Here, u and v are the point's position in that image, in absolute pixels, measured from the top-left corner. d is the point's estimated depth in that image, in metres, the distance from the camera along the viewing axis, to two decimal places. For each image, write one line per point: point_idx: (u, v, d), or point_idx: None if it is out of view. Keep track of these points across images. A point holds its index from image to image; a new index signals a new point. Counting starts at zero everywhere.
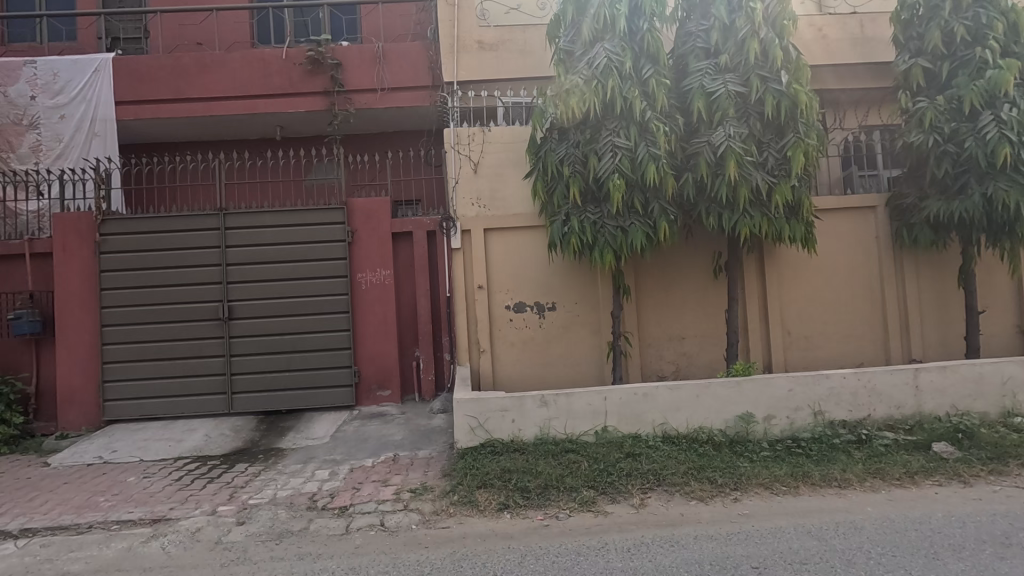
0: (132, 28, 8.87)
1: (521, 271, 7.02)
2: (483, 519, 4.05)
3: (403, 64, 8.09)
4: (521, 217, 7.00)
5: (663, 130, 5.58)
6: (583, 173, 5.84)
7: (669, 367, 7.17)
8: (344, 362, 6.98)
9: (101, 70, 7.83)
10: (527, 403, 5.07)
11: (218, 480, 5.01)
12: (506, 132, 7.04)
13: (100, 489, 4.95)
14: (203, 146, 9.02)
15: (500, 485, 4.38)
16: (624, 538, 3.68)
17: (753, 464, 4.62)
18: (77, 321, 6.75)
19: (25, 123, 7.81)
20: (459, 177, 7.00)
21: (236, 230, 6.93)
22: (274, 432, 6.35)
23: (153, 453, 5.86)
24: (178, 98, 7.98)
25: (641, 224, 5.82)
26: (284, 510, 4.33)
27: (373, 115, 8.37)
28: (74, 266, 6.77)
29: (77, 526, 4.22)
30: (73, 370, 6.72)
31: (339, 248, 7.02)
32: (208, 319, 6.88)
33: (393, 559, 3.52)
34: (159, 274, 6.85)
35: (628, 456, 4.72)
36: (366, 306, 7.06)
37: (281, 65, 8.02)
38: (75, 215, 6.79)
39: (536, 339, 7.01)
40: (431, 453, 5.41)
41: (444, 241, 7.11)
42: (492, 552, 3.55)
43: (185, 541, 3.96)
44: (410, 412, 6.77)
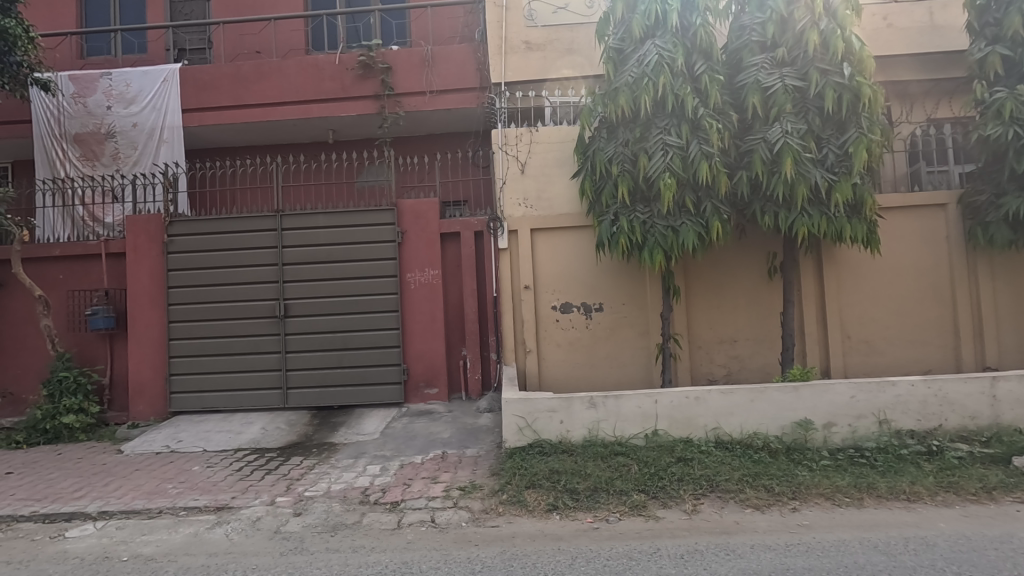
0: (196, 39, 9.32)
1: (568, 272, 6.99)
2: (533, 520, 4.05)
3: (451, 66, 8.19)
4: (567, 217, 6.96)
5: (716, 127, 5.44)
6: (632, 172, 5.74)
7: (720, 370, 6.98)
8: (392, 360, 7.13)
9: (169, 80, 8.29)
10: (576, 404, 5.04)
11: (275, 472, 5.21)
12: (554, 132, 7.02)
13: (168, 476, 5.22)
14: (261, 150, 9.39)
15: (549, 485, 4.37)
16: (677, 544, 3.60)
17: (812, 473, 4.44)
18: (146, 317, 7.15)
19: (102, 131, 8.34)
20: (506, 178, 7.03)
21: (292, 231, 7.19)
22: (326, 427, 6.54)
23: (215, 444, 6.14)
24: (238, 104, 8.33)
25: (693, 223, 5.68)
26: (338, 503, 4.46)
27: (421, 117, 8.51)
28: (144, 266, 7.18)
29: (148, 511, 4.47)
30: (143, 363, 7.12)
31: (388, 248, 7.17)
32: (265, 316, 7.16)
33: (444, 555, 3.57)
34: (220, 273, 7.17)
35: (680, 460, 4.62)
36: (414, 305, 7.18)
37: (334, 70, 8.26)
38: (147, 217, 7.20)
39: (583, 340, 6.96)
40: (478, 452, 5.45)
41: (491, 241, 7.15)
42: (542, 553, 3.54)
43: (247, 529, 4.13)
44: (457, 410, 6.84)
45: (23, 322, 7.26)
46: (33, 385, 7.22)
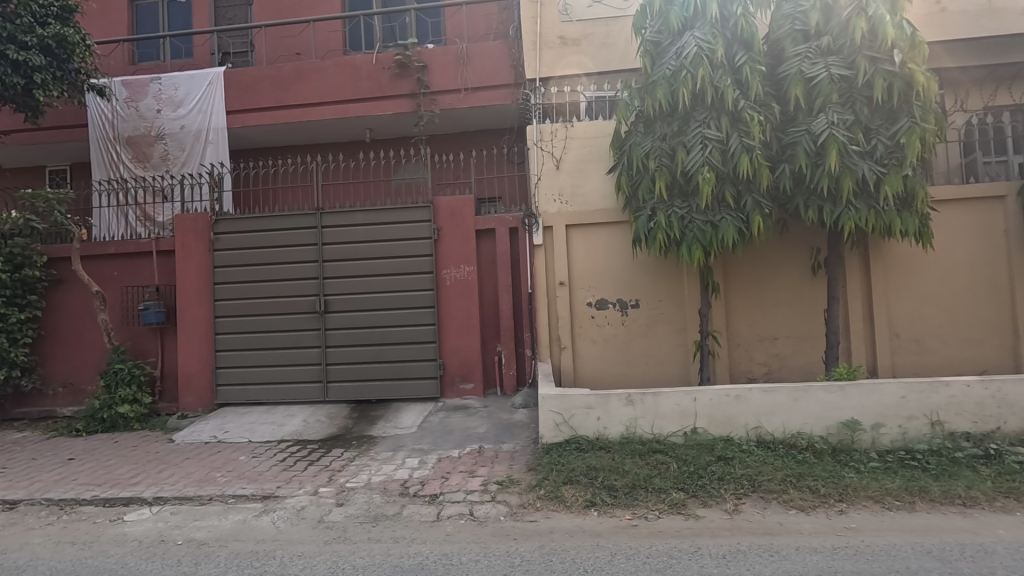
0: (239, 43, 9.59)
1: (603, 268, 6.94)
2: (571, 515, 4.06)
3: (486, 63, 8.23)
4: (603, 213, 6.91)
5: (758, 119, 5.30)
6: (670, 167, 5.65)
7: (760, 369, 6.83)
8: (429, 355, 7.22)
9: (214, 83, 8.57)
10: (613, 401, 5.02)
11: (318, 463, 5.36)
12: (589, 127, 6.98)
13: (216, 465, 5.43)
14: (301, 150, 9.62)
15: (586, 481, 4.36)
16: (718, 543, 3.55)
17: (860, 475, 4.30)
18: (194, 312, 7.43)
19: (153, 134, 8.69)
20: (541, 173, 7.02)
21: (331, 229, 7.35)
22: (365, 420, 6.68)
23: (260, 435, 6.35)
24: (280, 106, 8.55)
25: (733, 218, 5.56)
26: (379, 495, 4.56)
27: (456, 115, 8.58)
28: (192, 262, 7.46)
29: (199, 498, 4.66)
30: (191, 356, 7.41)
31: (425, 245, 7.27)
32: (306, 312, 7.35)
33: (483, 548, 3.61)
34: (264, 270, 7.39)
35: (720, 459, 4.55)
36: (450, 301, 7.25)
37: (371, 70, 8.39)
38: (194, 215, 7.46)
39: (618, 337, 6.91)
40: (515, 447, 5.48)
41: (526, 237, 7.16)
42: (581, 548, 3.55)
43: (292, 517, 4.26)
44: (492, 406, 6.88)
45: (81, 317, 7.64)
46: (91, 377, 7.60)
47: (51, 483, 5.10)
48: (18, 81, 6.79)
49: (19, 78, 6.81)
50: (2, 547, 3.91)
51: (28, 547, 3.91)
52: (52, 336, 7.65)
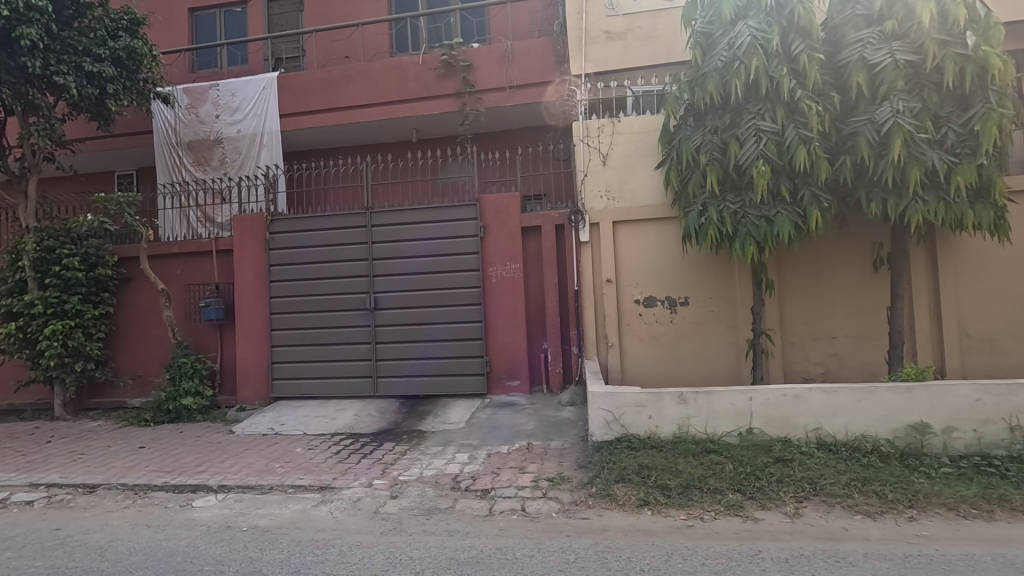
0: (290, 48, 9.89)
1: (651, 265, 6.84)
2: (624, 514, 4.03)
3: (532, 60, 8.22)
4: (650, 209, 6.81)
5: (816, 109, 5.10)
6: (722, 160, 5.50)
7: (816, 369, 6.59)
8: (476, 352, 7.28)
9: (268, 87, 8.87)
10: (665, 399, 4.94)
11: (371, 456, 5.49)
12: (637, 122, 6.88)
13: (275, 456, 5.63)
14: (350, 151, 9.87)
15: (639, 480, 4.30)
16: (780, 547, 3.44)
17: (932, 481, 4.10)
18: (251, 309, 7.73)
19: (212, 138, 9.08)
20: (587, 170, 6.97)
21: (380, 227, 7.51)
22: (414, 415, 6.80)
23: (314, 428, 6.55)
24: (330, 108, 8.79)
25: (789, 213, 5.37)
26: (431, 488, 4.64)
27: (501, 113, 8.61)
28: (249, 261, 7.75)
29: (260, 487, 4.85)
30: (248, 351, 7.70)
31: (471, 243, 7.33)
32: (357, 309, 7.54)
33: (537, 544, 3.62)
34: (315, 268, 7.62)
35: (778, 461, 4.42)
36: (496, 298, 7.29)
37: (417, 70, 8.51)
38: (251, 216, 7.75)
39: (667, 335, 6.80)
40: (564, 444, 5.47)
41: (572, 234, 7.12)
42: (636, 547, 3.51)
43: (349, 508, 4.39)
44: (539, 403, 6.89)
45: (148, 313, 8.06)
46: (157, 370, 8.01)
47: (125, 469, 5.41)
48: (92, 91, 7.21)
49: (93, 88, 7.23)
50: (84, 528, 4.17)
51: (108, 528, 4.16)
52: (122, 331, 8.10)
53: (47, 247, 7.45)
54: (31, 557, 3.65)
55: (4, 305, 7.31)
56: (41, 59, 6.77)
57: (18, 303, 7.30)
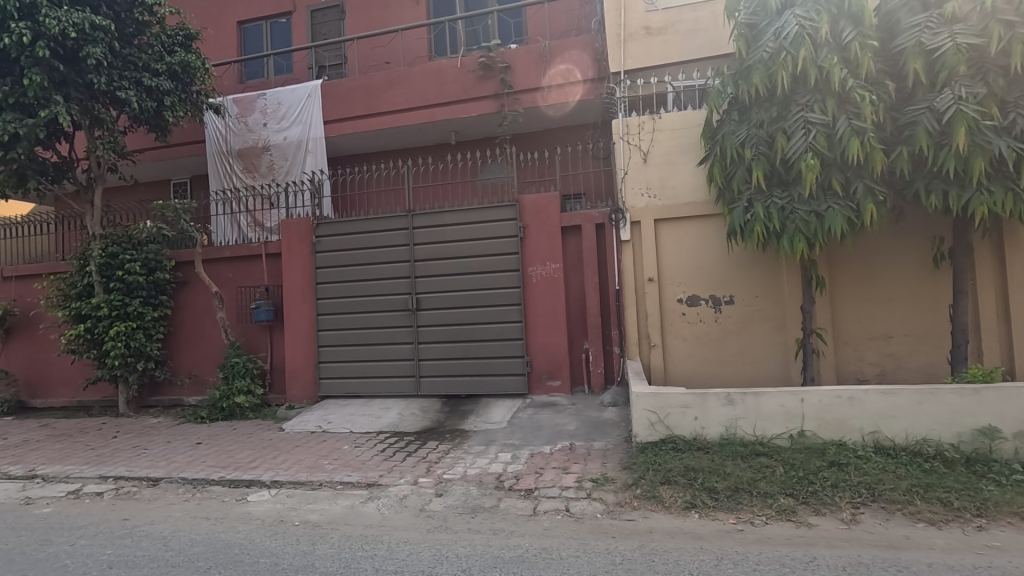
0: (333, 56, 10.15)
1: (694, 263, 6.71)
2: (670, 516, 3.97)
3: (571, 59, 8.18)
4: (693, 206, 6.68)
5: (869, 99, 4.89)
6: (768, 155, 5.35)
7: (871, 370, 6.32)
8: (517, 352, 7.30)
9: (313, 95, 9.15)
10: (711, 400, 4.85)
11: (415, 454, 5.58)
12: (679, 118, 6.75)
13: (323, 453, 5.80)
14: (391, 155, 10.06)
15: (685, 483, 4.22)
16: (837, 555, 3.32)
17: (1002, 488, 3.86)
18: (298, 310, 7.97)
19: (259, 146, 9.41)
20: (627, 168, 6.88)
21: (422, 229, 7.63)
22: (456, 415, 6.87)
23: (360, 426, 6.71)
24: (371, 113, 8.98)
25: (841, 207, 5.15)
26: (475, 487, 4.68)
27: (540, 113, 8.61)
28: (296, 264, 8.00)
29: (310, 483, 5.01)
30: (297, 351, 7.95)
31: (511, 243, 7.35)
32: (399, 310, 7.68)
33: (582, 544, 3.60)
34: (359, 270, 7.80)
35: (832, 465, 4.26)
36: (536, 298, 7.30)
37: (456, 73, 8.60)
38: (297, 220, 8.01)
39: (711, 335, 6.65)
40: (607, 445, 5.42)
41: (613, 233, 7.06)
42: (685, 551, 3.44)
43: (396, 505, 4.47)
44: (581, 403, 6.86)
45: (202, 315, 8.42)
46: (212, 369, 8.36)
47: (184, 464, 5.67)
48: (151, 105, 7.61)
49: (152, 102, 7.63)
50: (149, 519, 4.40)
51: (170, 519, 4.37)
52: (179, 332, 8.50)
53: (111, 253, 7.87)
54: (102, 545, 3.88)
55: (73, 307, 7.77)
56: (106, 76, 7.15)
57: (86, 306, 7.73)
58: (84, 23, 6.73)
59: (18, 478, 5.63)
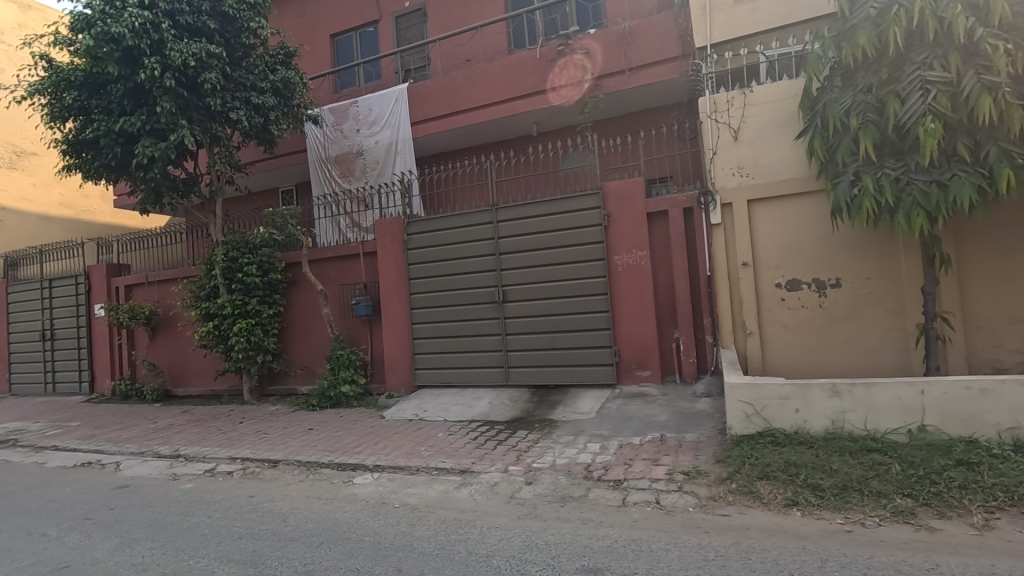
0: (417, 59, 10.53)
1: (793, 245, 6.27)
2: (769, 513, 3.77)
3: (652, 38, 7.90)
4: (790, 183, 6.22)
5: (1004, 48, 4.29)
6: (878, 122, 4.84)
7: (1012, 358, 5.58)
8: (604, 342, 7.24)
9: (400, 99, 9.56)
10: (814, 391, 4.56)
11: (505, 443, 5.73)
12: (772, 90, 6.30)
13: (420, 440, 6.11)
14: (476, 151, 10.29)
15: (786, 478, 4.00)
16: (964, 563, 2.99)
17: None
18: (394, 305, 8.41)
19: (354, 151, 9.98)
20: (717, 147, 6.54)
21: (506, 222, 7.75)
22: (545, 405, 6.95)
23: (453, 415, 6.98)
24: (455, 111, 9.23)
25: (969, 174, 4.57)
26: (564, 476, 4.73)
27: (622, 97, 8.40)
28: (390, 261, 8.44)
29: (409, 468, 5.31)
30: (393, 344, 8.39)
31: (595, 232, 7.28)
32: (488, 302, 7.87)
33: (673, 538, 3.53)
34: (449, 265, 8.08)
35: (960, 464, 3.84)
36: (623, 287, 7.19)
37: (535, 64, 8.61)
38: (390, 220, 8.45)
39: (816, 322, 6.19)
40: (700, 437, 5.24)
41: (702, 217, 6.77)
42: (784, 550, 3.27)
43: (488, 491, 4.63)
44: (672, 394, 6.67)
45: (310, 311, 9.14)
46: (320, 361, 9.06)
47: (299, 448, 6.22)
48: (259, 120, 8.34)
49: (260, 117, 8.37)
50: (271, 496, 4.90)
51: (288, 498, 4.84)
52: (291, 327, 9.27)
53: (231, 257, 8.77)
54: (233, 518, 4.38)
55: (203, 307, 8.74)
56: (221, 98, 7.93)
57: (214, 305, 8.68)
58: (202, 52, 7.52)
59: (166, 456, 6.48)
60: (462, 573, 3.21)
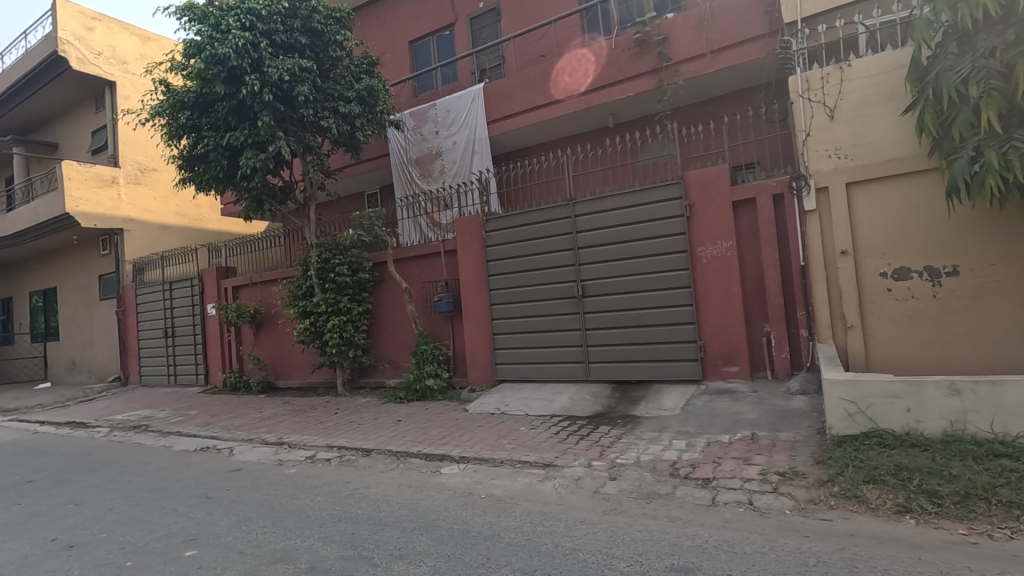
0: (493, 58, 10.68)
1: (900, 230, 5.75)
2: (877, 520, 3.50)
3: (735, 17, 7.53)
4: (896, 163, 5.70)
5: None
6: (1003, 89, 4.34)
7: None
8: (688, 337, 7.02)
9: (476, 99, 9.75)
10: (928, 389, 4.18)
11: (588, 438, 5.70)
12: (873, 62, 5.81)
13: (503, 434, 6.23)
14: (551, 146, 10.28)
15: (895, 483, 3.71)
16: None
17: None
18: (474, 301, 8.60)
19: (433, 152, 10.28)
20: (810, 128, 6.12)
21: (584, 217, 7.69)
22: (627, 400, 6.84)
23: (534, 409, 7.05)
24: (530, 108, 9.27)
25: None
26: (649, 473, 4.64)
27: (704, 81, 8.08)
28: (470, 259, 8.63)
29: (493, 460, 5.43)
30: (474, 339, 8.58)
31: (677, 223, 7.06)
32: (567, 298, 7.86)
33: (769, 541, 3.37)
34: (527, 262, 8.15)
35: None
36: (708, 280, 6.93)
37: (610, 54, 8.48)
38: (468, 218, 8.63)
39: (928, 313, 5.65)
40: (795, 437, 4.95)
41: (795, 203, 6.39)
42: (896, 560, 3.02)
43: (572, 485, 4.65)
44: (763, 390, 6.35)
45: (396, 308, 9.53)
46: (406, 355, 9.44)
47: (389, 438, 6.53)
48: (346, 128, 8.83)
49: (347, 125, 8.85)
50: (366, 483, 5.19)
51: (382, 485, 5.10)
52: (379, 324, 9.72)
53: (324, 258, 9.33)
54: (334, 502, 4.68)
55: (300, 306, 9.38)
56: (313, 109, 8.48)
57: (309, 304, 9.28)
58: (295, 67, 8.08)
59: (272, 443, 7.04)
60: (551, 564, 3.25)
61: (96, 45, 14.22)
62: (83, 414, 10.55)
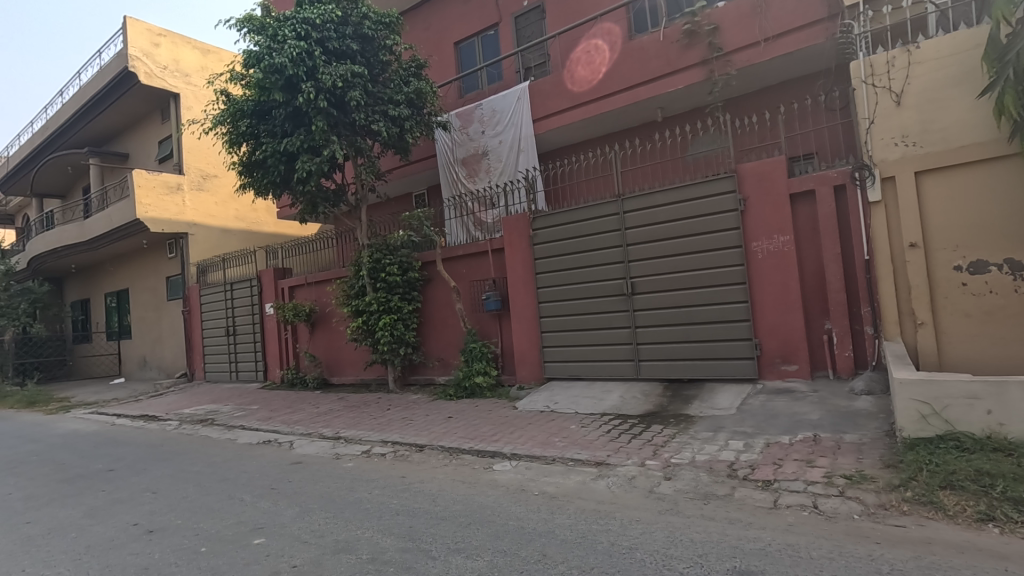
0: (538, 56, 10.67)
1: (976, 220, 5.41)
2: (957, 527, 3.30)
3: (790, 3, 7.25)
4: (971, 149, 5.36)
5: None
6: None
7: None
8: (743, 334, 6.82)
9: (522, 97, 9.77)
10: (1012, 390, 3.93)
11: (640, 437, 5.63)
12: (944, 43, 5.49)
13: (553, 431, 6.23)
14: (598, 142, 10.19)
15: (976, 490, 3.52)
16: None
17: None
18: (522, 300, 8.63)
19: (479, 152, 10.37)
20: (874, 115, 5.82)
21: (633, 213, 7.59)
22: (680, 399, 6.71)
23: (584, 407, 7.02)
24: (576, 104, 9.22)
25: None
26: (706, 473, 4.54)
27: (757, 70, 7.82)
28: (518, 257, 8.66)
29: (545, 457, 5.44)
30: (523, 337, 8.61)
31: (731, 218, 6.86)
32: (616, 295, 7.78)
33: (837, 547, 3.23)
34: (575, 259, 8.10)
35: None
36: (764, 275, 6.71)
37: (658, 47, 8.33)
38: (516, 217, 8.65)
39: (1008, 309, 5.30)
40: (862, 438, 4.74)
41: (859, 195, 6.12)
42: (980, 571, 2.85)
43: (626, 484, 4.60)
44: (825, 390, 6.10)
45: (445, 306, 9.67)
46: (455, 353, 9.58)
47: (441, 434, 6.64)
48: (396, 130, 9.04)
49: (397, 128, 9.08)
50: (420, 477, 5.30)
51: (436, 480, 5.20)
52: (428, 322, 9.89)
53: (375, 258, 9.57)
54: (391, 495, 4.80)
55: (353, 305, 9.64)
56: (365, 113, 8.71)
57: (361, 303, 9.54)
58: (348, 73, 8.33)
59: (329, 438, 7.28)
60: (608, 563, 3.23)
61: (161, 59, 15.03)
62: (154, 407, 11.22)
